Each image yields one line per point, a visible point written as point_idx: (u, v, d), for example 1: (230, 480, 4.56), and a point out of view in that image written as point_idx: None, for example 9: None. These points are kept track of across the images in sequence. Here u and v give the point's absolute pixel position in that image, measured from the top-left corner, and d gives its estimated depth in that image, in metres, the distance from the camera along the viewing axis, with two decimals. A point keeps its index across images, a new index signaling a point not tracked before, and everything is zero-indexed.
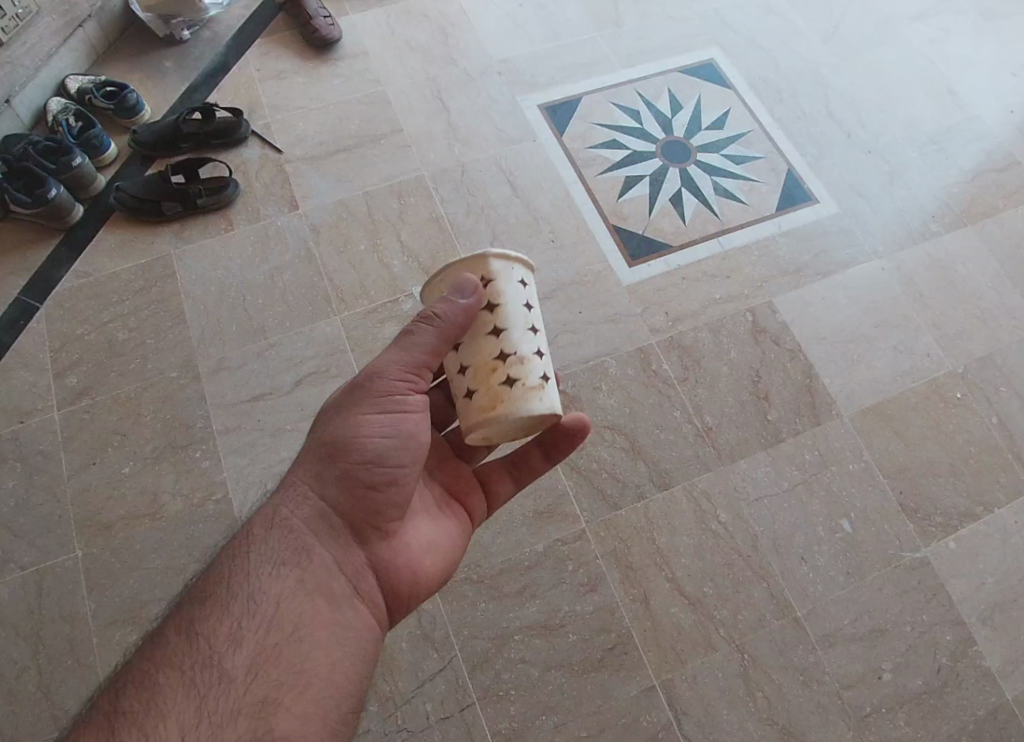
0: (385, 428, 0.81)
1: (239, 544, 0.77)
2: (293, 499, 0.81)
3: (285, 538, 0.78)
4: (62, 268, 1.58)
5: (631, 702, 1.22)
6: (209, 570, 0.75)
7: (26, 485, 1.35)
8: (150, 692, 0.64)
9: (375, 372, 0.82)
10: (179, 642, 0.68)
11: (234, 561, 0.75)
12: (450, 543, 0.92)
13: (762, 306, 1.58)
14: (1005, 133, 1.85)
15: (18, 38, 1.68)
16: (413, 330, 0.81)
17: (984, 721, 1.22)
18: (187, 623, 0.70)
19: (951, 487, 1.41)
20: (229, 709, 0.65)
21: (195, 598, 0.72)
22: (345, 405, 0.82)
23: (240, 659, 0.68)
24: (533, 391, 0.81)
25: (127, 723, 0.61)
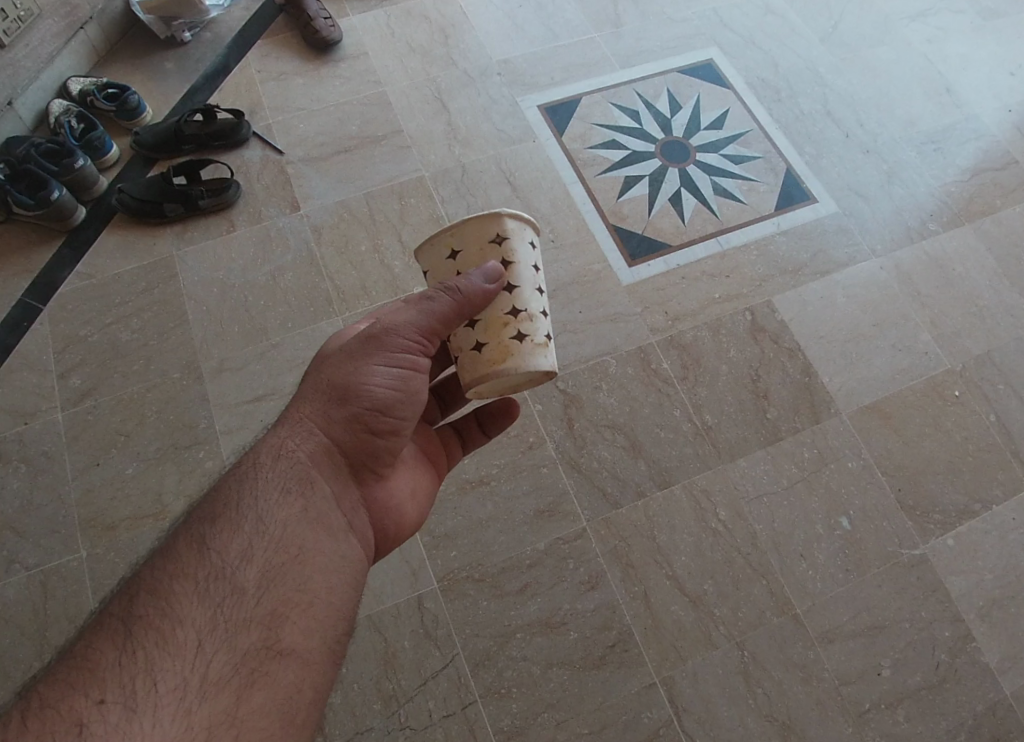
0: (392, 380, 0.83)
1: (244, 469, 0.77)
2: (299, 433, 0.81)
3: (291, 467, 0.78)
4: (64, 270, 1.59)
5: (632, 698, 1.23)
6: (216, 493, 0.75)
7: (30, 485, 1.36)
8: (165, 600, 0.64)
9: (389, 329, 0.82)
10: (191, 555, 0.68)
11: (241, 484, 0.75)
12: (424, 491, 0.96)
13: (761, 305, 1.59)
14: (1002, 131, 1.86)
15: (20, 41, 1.68)
16: (433, 296, 0.81)
17: (982, 717, 1.23)
18: (198, 538, 0.70)
19: (950, 485, 1.42)
20: (240, 621, 0.66)
21: (203, 516, 0.72)
22: (357, 353, 0.83)
23: (250, 575, 0.68)
24: (540, 348, 0.85)
25: (144, 627, 0.62)
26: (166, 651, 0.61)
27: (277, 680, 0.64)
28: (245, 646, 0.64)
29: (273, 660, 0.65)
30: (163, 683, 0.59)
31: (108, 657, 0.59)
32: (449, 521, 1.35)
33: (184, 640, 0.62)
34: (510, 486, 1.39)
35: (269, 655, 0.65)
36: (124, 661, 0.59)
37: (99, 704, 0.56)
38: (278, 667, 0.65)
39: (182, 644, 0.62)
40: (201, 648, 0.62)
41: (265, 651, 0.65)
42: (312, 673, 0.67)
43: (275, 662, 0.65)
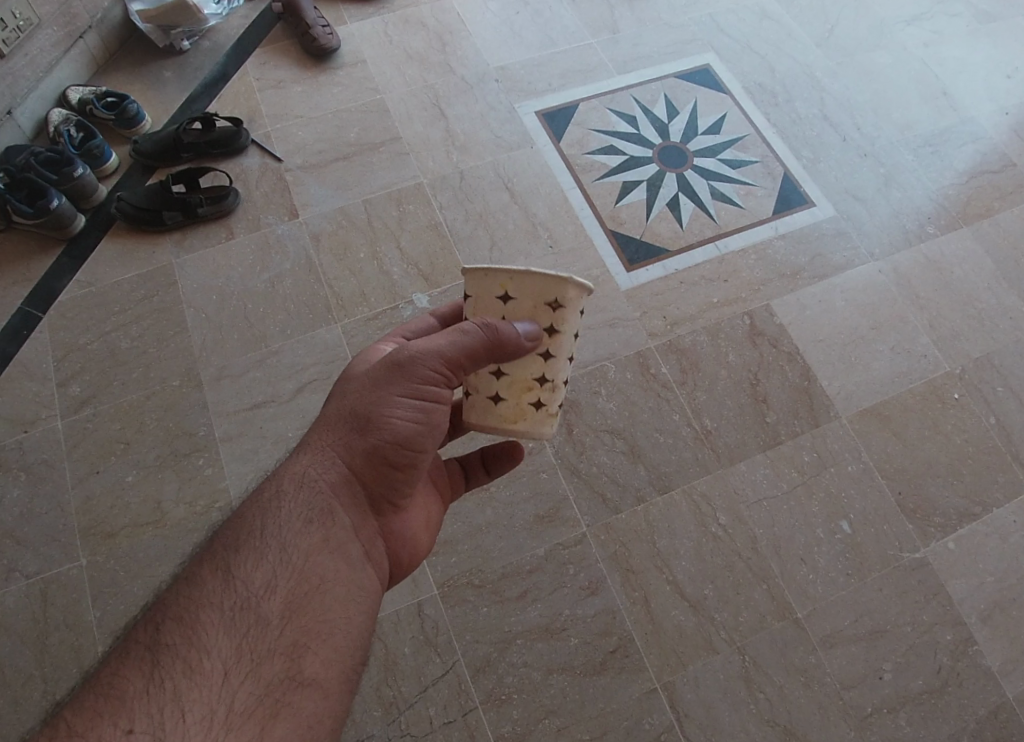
0: (415, 415, 0.80)
1: (267, 496, 0.77)
2: (320, 460, 0.80)
3: (313, 496, 0.78)
4: (63, 278, 1.60)
5: (634, 704, 1.23)
6: (239, 520, 0.75)
7: (30, 494, 1.36)
8: (191, 628, 0.65)
9: (416, 359, 0.78)
10: (217, 585, 0.69)
11: (265, 512, 0.75)
12: (434, 521, 0.95)
13: (760, 309, 1.59)
14: (999, 135, 1.87)
15: (19, 50, 1.69)
16: (468, 331, 0.78)
17: (985, 721, 1.23)
18: (223, 566, 0.70)
19: (950, 488, 1.42)
20: (263, 650, 0.67)
21: (228, 543, 0.72)
22: (377, 382, 0.80)
23: (273, 606, 0.69)
24: (550, 417, 0.88)
25: (170, 655, 0.63)
26: (192, 679, 0.62)
27: (299, 711, 0.65)
28: (268, 676, 0.65)
29: (295, 690, 0.66)
30: (190, 713, 0.60)
31: (135, 686, 0.60)
32: (449, 527, 1.35)
33: (209, 670, 0.63)
34: (510, 491, 1.39)
35: (291, 685, 0.66)
36: (151, 690, 0.60)
37: (127, 735, 0.57)
38: (300, 698, 0.66)
39: (208, 675, 0.63)
40: (226, 678, 0.63)
41: (288, 681, 0.66)
42: (331, 704, 0.68)
43: (296, 692, 0.66)
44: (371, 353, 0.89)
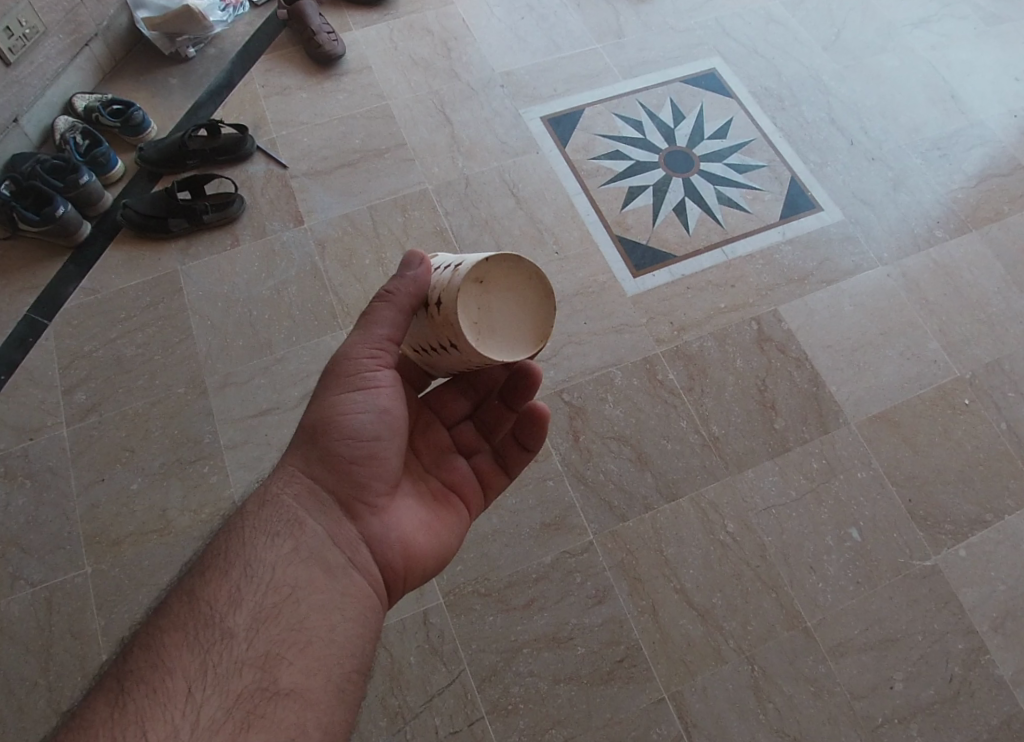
0: (359, 405, 0.84)
1: (235, 522, 0.79)
2: (283, 479, 0.83)
3: (278, 511, 0.80)
4: (69, 285, 1.60)
5: (641, 714, 1.21)
6: (208, 547, 0.78)
7: (35, 502, 1.36)
8: (156, 654, 0.67)
9: (342, 359, 0.85)
10: (181, 610, 0.70)
11: (231, 537, 0.77)
12: (439, 526, 0.91)
13: (767, 314, 1.58)
14: (1008, 137, 1.85)
15: (26, 58, 1.70)
16: (372, 308, 0.83)
17: (997, 731, 1.21)
18: (188, 592, 0.72)
19: (961, 495, 1.40)
20: (230, 664, 0.67)
21: (194, 570, 0.74)
22: (319, 391, 0.85)
23: (239, 619, 0.70)
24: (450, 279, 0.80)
25: (135, 681, 0.64)
26: (155, 700, 0.63)
27: (276, 720, 0.65)
28: (237, 689, 0.66)
29: (269, 701, 0.66)
30: (153, 733, 0.61)
31: (100, 714, 0.62)
32: None
33: (173, 690, 0.64)
34: (516, 499, 1.38)
35: (264, 696, 0.66)
36: (115, 716, 0.61)
37: None
38: (275, 708, 0.66)
39: (173, 694, 0.64)
40: (191, 695, 0.64)
41: (260, 692, 0.66)
42: (315, 712, 0.68)
43: (272, 702, 0.66)
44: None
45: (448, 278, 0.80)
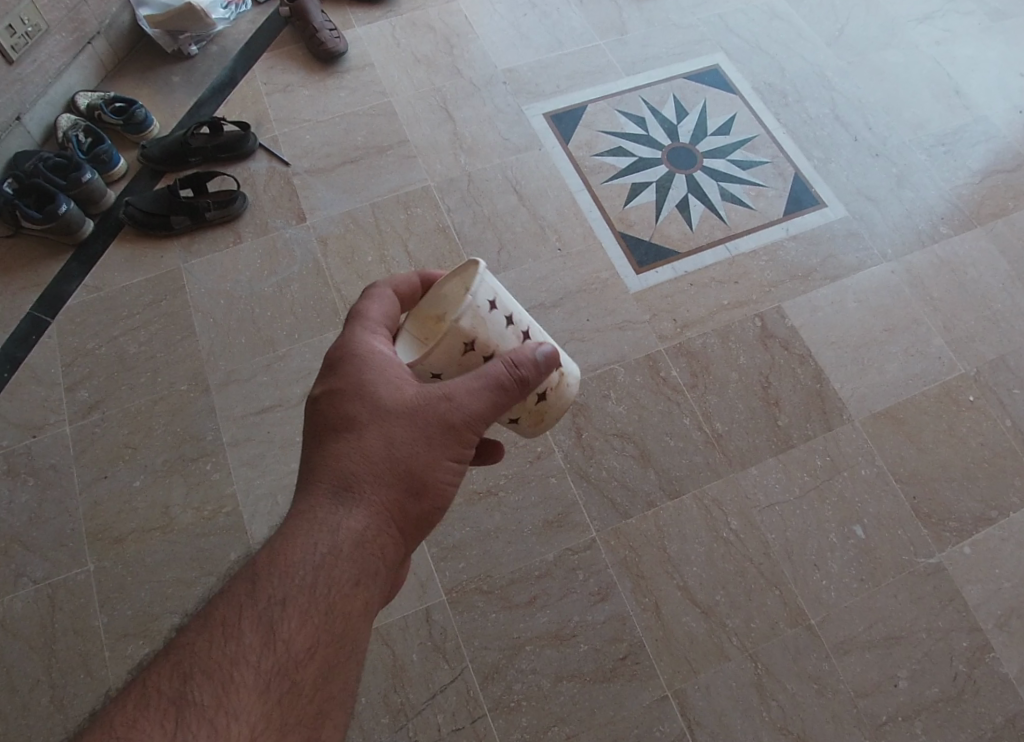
0: (454, 467, 0.71)
1: (318, 546, 0.63)
2: (372, 512, 0.67)
3: (367, 557, 0.65)
4: (72, 282, 1.60)
5: (644, 711, 1.21)
6: (280, 563, 0.62)
7: (38, 499, 1.36)
8: (222, 692, 0.55)
9: (471, 420, 0.69)
10: (261, 643, 0.58)
11: (314, 564, 0.62)
12: None
13: (770, 311, 1.58)
14: (1013, 133, 1.84)
15: (29, 57, 1.70)
16: (501, 375, 0.68)
17: (1002, 728, 1.21)
18: (261, 618, 0.59)
19: (965, 492, 1.39)
20: (291, 723, 0.57)
21: (268, 593, 0.60)
22: (427, 435, 0.68)
23: (308, 677, 0.59)
24: (561, 382, 0.80)
25: (194, 715, 0.54)
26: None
27: None
28: None
29: None
30: None
31: None
32: (458, 532, 1.34)
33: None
34: (518, 496, 1.38)
35: None
36: None
37: None
38: None
39: None
40: None
41: None
42: None
43: None
44: (385, 362, 0.70)
45: (557, 377, 0.79)
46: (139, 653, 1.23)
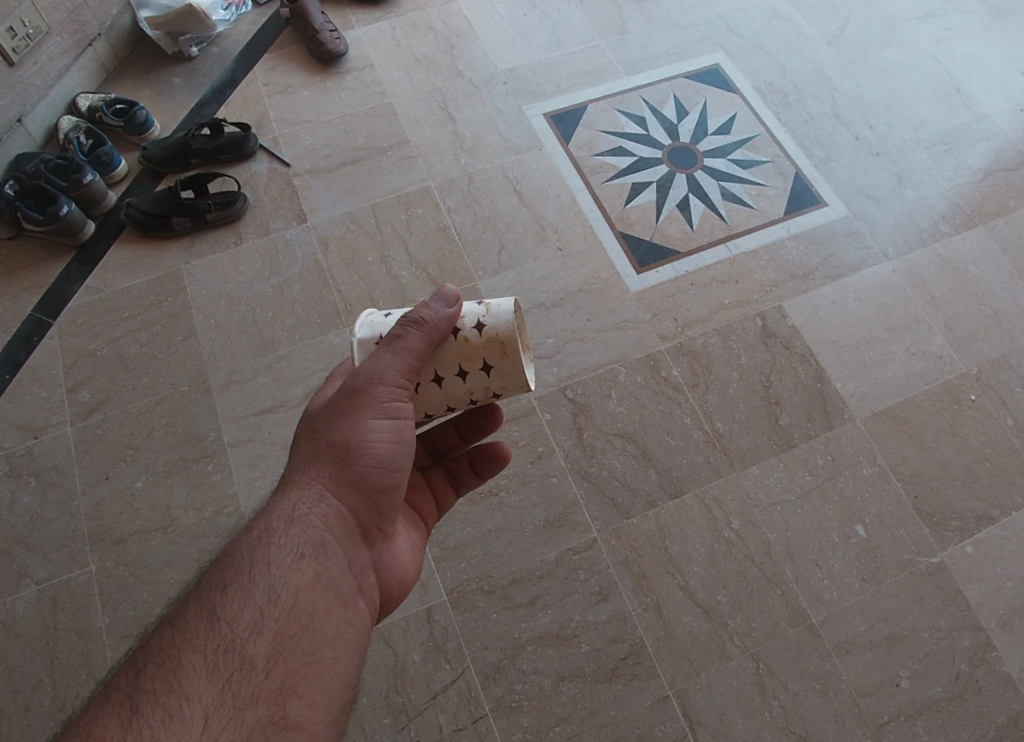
0: (387, 433, 0.78)
1: (257, 534, 0.72)
2: (309, 493, 0.76)
3: (306, 531, 0.73)
4: (74, 283, 1.60)
5: (645, 711, 1.21)
6: (227, 558, 0.70)
7: (39, 500, 1.36)
8: (173, 674, 0.61)
9: (377, 378, 0.78)
10: (204, 624, 0.64)
11: (254, 549, 0.71)
12: (418, 545, 0.92)
13: (771, 310, 1.58)
14: (1014, 131, 1.84)
15: (30, 58, 1.70)
16: (402, 333, 0.80)
17: (1004, 728, 1.21)
18: (207, 606, 0.66)
19: (967, 491, 1.39)
20: (247, 696, 0.62)
21: (215, 583, 0.68)
22: (346, 411, 0.78)
23: (258, 647, 0.65)
24: (490, 314, 0.84)
25: (149, 703, 0.58)
26: (171, 730, 0.57)
27: None
28: (250, 722, 0.60)
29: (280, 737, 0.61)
30: None
31: (110, 732, 0.56)
32: (459, 532, 1.34)
33: (189, 718, 0.58)
34: (519, 496, 1.38)
35: (275, 730, 0.61)
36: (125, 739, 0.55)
37: None
38: None
39: (187, 721, 0.58)
40: (208, 724, 0.59)
41: (273, 726, 0.61)
42: None
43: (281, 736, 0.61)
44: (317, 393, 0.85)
45: (481, 309, 0.84)
46: None
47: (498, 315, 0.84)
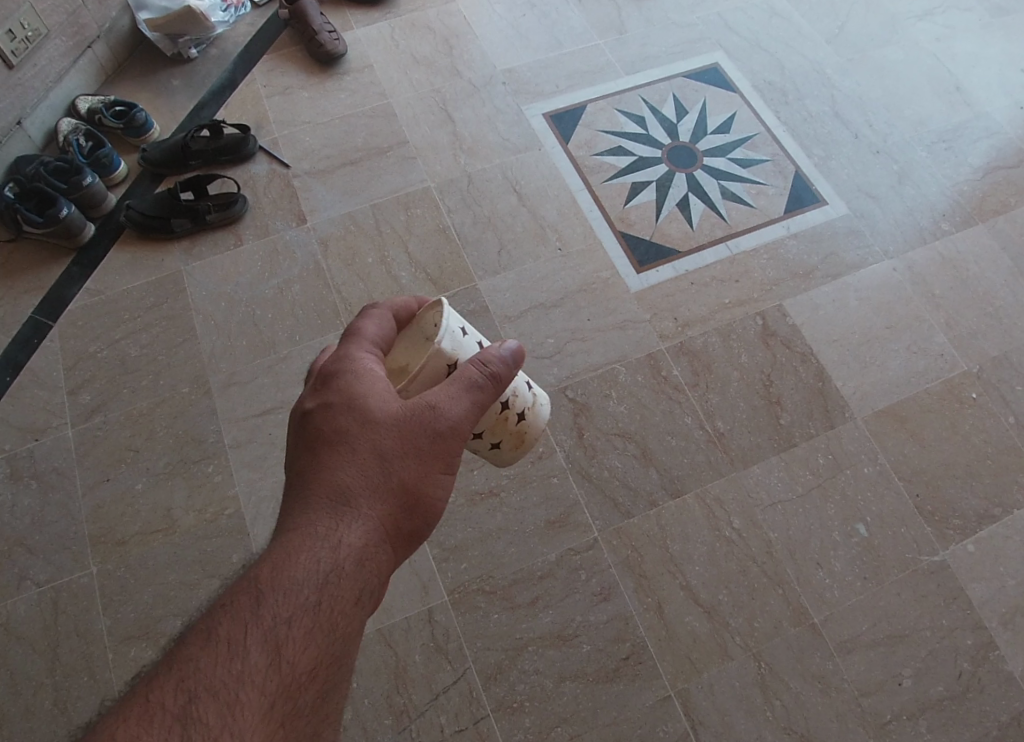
0: (453, 483, 0.71)
1: (321, 559, 0.62)
2: (374, 529, 0.66)
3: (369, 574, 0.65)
4: (74, 285, 1.60)
5: (647, 712, 1.21)
6: (287, 579, 0.60)
7: (40, 502, 1.36)
8: (228, 712, 0.54)
9: (456, 428, 0.69)
10: (263, 660, 0.57)
11: (315, 579, 0.61)
12: None
13: (772, 309, 1.57)
14: (1014, 129, 1.83)
15: (29, 61, 1.71)
16: (483, 386, 0.70)
17: (1007, 727, 1.20)
18: (264, 638, 0.58)
19: (969, 490, 1.39)
20: None
21: (274, 611, 0.59)
22: (423, 450, 0.68)
23: (309, 698, 0.58)
24: (534, 409, 0.85)
25: (202, 740, 0.52)
26: None
27: None
28: None
29: None
30: None
31: None
32: (460, 533, 1.34)
33: None
34: (520, 497, 1.38)
35: None
36: None
37: None
38: None
39: None
40: None
41: None
42: None
43: None
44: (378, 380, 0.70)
45: (531, 398, 0.84)
46: (141, 656, 1.23)
47: (538, 414, 0.86)
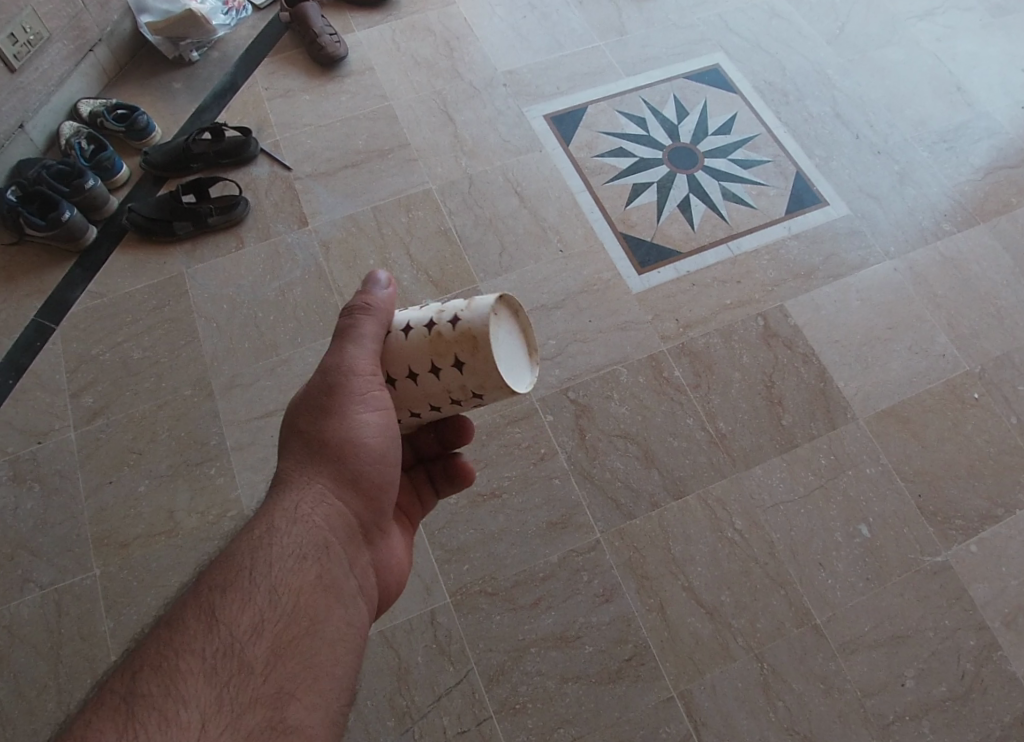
0: (376, 427, 0.77)
1: (256, 534, 0.70)
2: (309, 494, 0.74)
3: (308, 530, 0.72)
4: (76, 288, 1.61)
5: (650, 712, 1.21)
6: (226, 557, 0.68)
7: (43, 505, 1.37)
8: (171, 679, 0.57)
9: (352, 370, 0.77)
10: (199, 626, 0.62)
11: (252, 551, 0.68)
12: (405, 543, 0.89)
13: (773, 310, 1.57)
14: (1015, 128, 1.83)
15: (31, 64, 1.71)
16: (358, 323, 0.79)
17: (1010, 727, 1.20)
18: (206, 608, 0.63)
19: (971, 490, 1.39)
20: (244, 700, 0.59)
21: (215, 585, 0.65)
22: (333, 407, 0.77)
23: (259, 650, 0.62)
24: (467, 312, 0.77)
25: (146, 707, 0.55)
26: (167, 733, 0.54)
27: None
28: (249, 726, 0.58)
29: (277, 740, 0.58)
30: None
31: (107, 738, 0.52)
32: (462, 535, 1.34)
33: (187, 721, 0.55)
34: (522, 498, 1.38)
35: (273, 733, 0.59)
36: None
37: None
38: None
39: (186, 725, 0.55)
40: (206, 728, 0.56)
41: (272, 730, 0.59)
42: None
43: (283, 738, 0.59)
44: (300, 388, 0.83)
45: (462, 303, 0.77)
46: None
47: (477, 309, 0.76)
